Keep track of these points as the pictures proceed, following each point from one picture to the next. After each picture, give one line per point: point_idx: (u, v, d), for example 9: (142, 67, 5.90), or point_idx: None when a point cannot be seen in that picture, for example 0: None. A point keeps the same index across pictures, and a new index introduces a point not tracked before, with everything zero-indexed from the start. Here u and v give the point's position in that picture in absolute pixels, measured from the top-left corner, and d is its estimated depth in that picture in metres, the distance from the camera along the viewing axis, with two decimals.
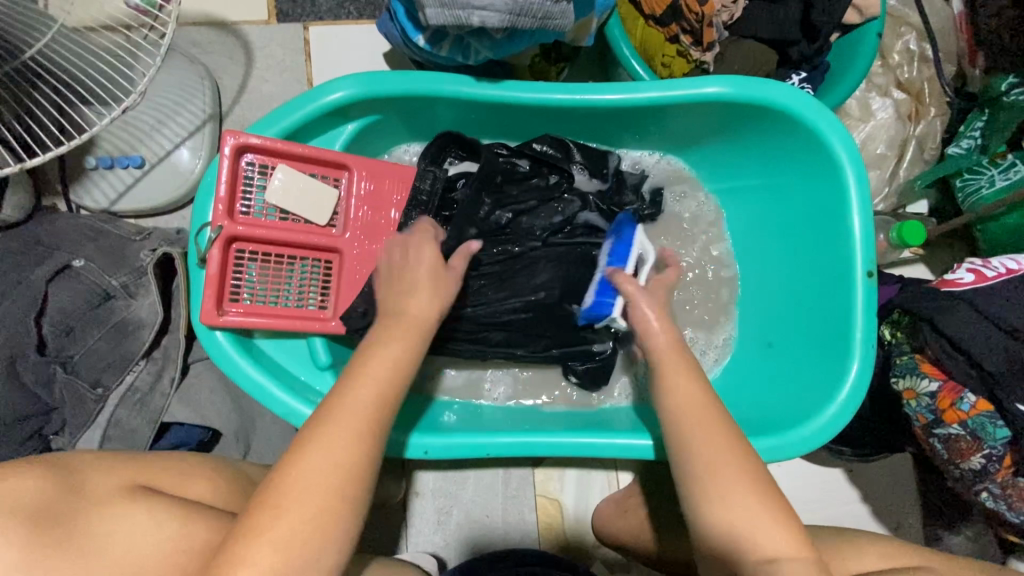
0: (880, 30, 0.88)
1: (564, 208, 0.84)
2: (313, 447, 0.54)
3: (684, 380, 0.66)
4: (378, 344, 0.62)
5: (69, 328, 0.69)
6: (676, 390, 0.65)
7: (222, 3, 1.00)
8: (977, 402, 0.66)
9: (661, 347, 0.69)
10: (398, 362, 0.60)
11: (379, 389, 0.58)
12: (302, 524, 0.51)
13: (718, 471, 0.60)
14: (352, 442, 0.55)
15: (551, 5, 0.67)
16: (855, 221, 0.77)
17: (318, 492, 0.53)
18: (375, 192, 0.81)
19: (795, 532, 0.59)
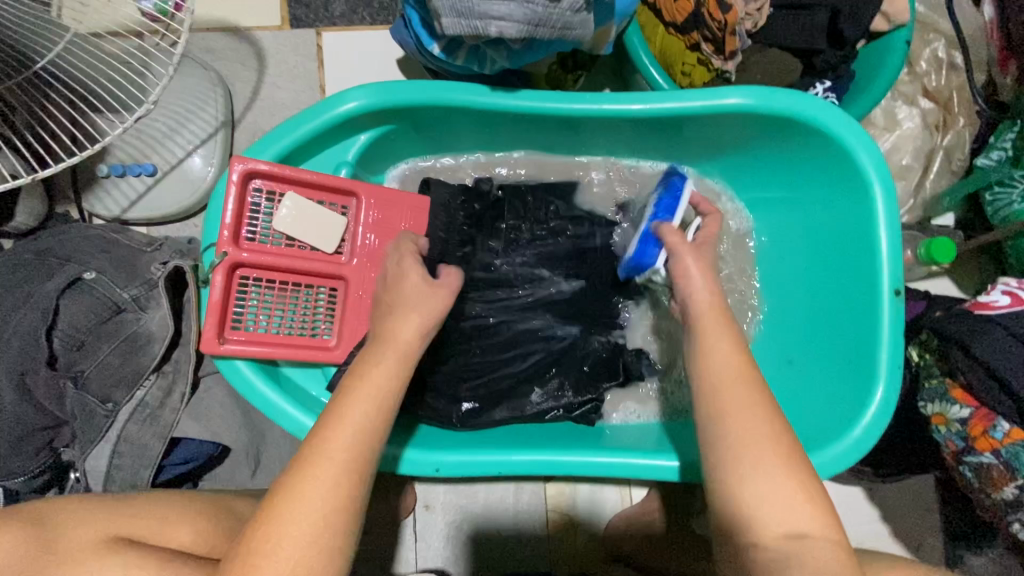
0: (908, 37, 0.86)
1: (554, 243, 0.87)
2: (316, 452, 0.53)
3: (712, 337, 0.62)
4: (366, 365, 0.59)
5: (79, 342, 0.68)
6: (716, 353, 0.61)
7: (236, 10, 0.99)
8: (1011, 430, 0.63)
9: (699, 304, 0.65)
10: (389, 359, 0.59)
11: (388, 381, 0.58)
12: (323, 509, 0.50)
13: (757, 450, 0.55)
14: (352, 443, 0.54)
15: (570, 15, 0.66)
16: (881, 238, 0.75)
17: (347, 476, 0.52)
18: (382, 220, 0.80)
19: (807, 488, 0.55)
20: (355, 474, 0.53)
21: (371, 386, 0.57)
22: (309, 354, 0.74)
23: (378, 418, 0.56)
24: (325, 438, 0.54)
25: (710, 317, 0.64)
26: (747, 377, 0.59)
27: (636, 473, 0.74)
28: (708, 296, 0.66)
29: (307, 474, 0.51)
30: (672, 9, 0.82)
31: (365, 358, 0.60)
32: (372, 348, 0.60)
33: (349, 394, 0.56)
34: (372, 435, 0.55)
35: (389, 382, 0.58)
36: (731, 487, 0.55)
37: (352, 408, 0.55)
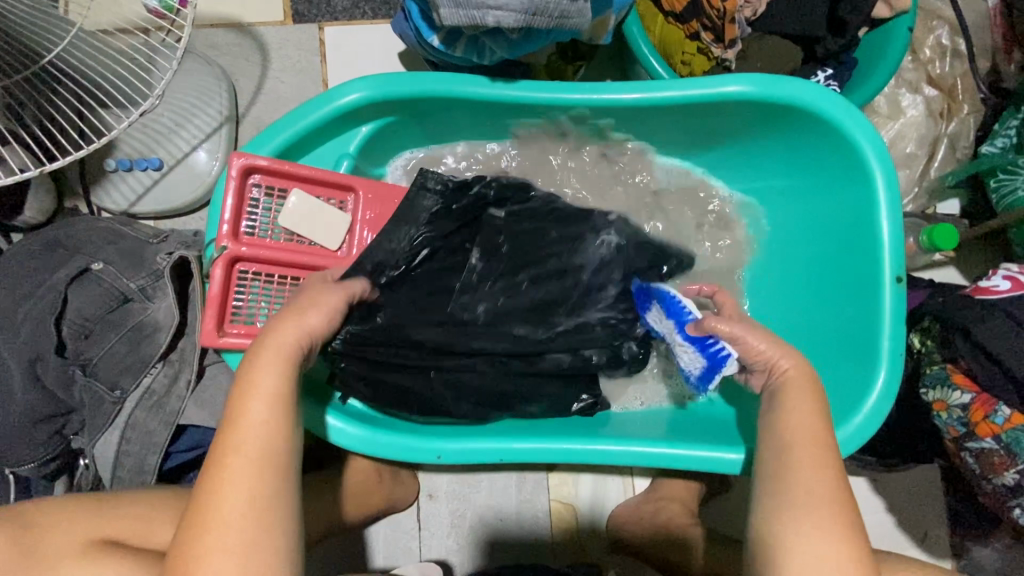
0: (911, 24, 0.85)
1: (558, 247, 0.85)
2: (230, 454, 0.53)
3: (793, 405, 0.65)
4: (260, 358, 0.58)
5: (88, 331, 0.70)
6: (795, 414, 0.64)
7: (239, 5, 1.00)
8: (1012, 415, 0.63)
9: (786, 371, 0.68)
10: (287, 352, 0.59)
11: (286, 371, 0.58)
12: (250, 504, 0.51)
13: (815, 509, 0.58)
14: (264, 441, 0.54)
15: (567, 3, 0.66)
16: (883, 225, 0.74)
17: (262, 468, 0.53)
18: (379, 218, 0.82)
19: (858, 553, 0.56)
20: (260, 499, 0.52)
21: (268, 379, 0.57)
22: None
23: (269, 433, 0.55)
24: (216, 471, 0.52)
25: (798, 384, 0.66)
26: (828, 496, 0.58)
27: (637, 460, 0.75)
28: (794, 364, 0.68)
29: (214, 519, 0.50)
30: None
31: (261, 349, 0.59)
32: (273, 340, 0.60)
33: (248, 391, 0.56)
34: (271, 450, 0.54)
35: (285, 373, 0.58)
36: (773, 538, 0.58)
37: (240, 432, 0.54)
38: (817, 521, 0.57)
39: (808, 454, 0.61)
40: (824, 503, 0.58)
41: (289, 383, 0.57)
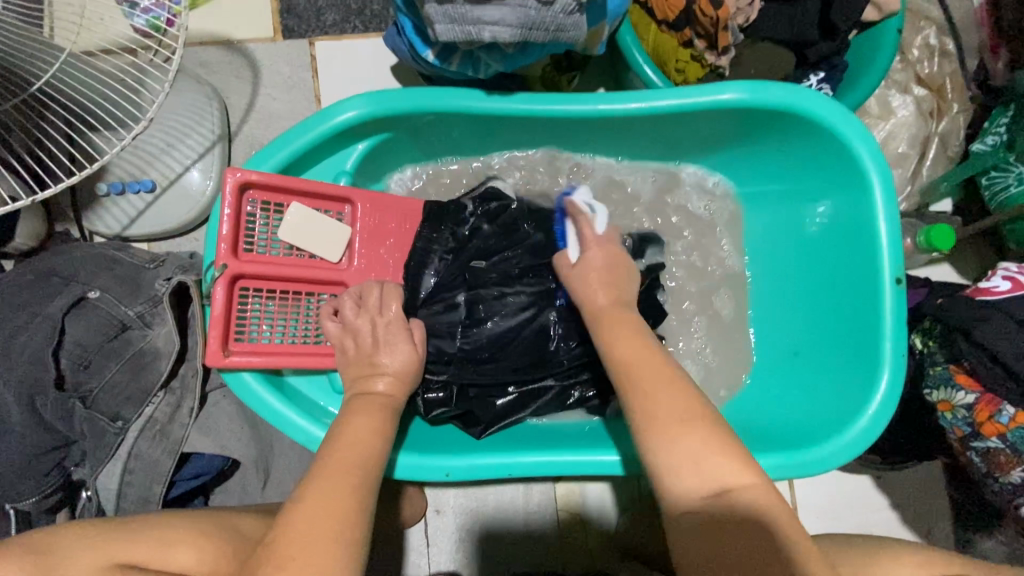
0: (900, 25, 0.87)
1: None
2: (320, 476, 0.55)
3: (617, 330, 0.65)
4: (348, 418, 0.63)
5: (87, 361, 0.68)
6: (617, 342, 0.64)
7: (228, 22, 0.99)
8: (1016, 414, 0.63)
9: (599, 305, 0.68)
10: (378, 408, 0.64)
11: (377, 422, 0.62)
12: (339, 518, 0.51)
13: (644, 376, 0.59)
14: (352, 472, 0.56)
15: (563, 17, 0.66)
16: (881, 226, 0.75)
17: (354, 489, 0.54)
18: (380, 225, 0.80)
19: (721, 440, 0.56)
20: (347, 541, 0.50)
21: (363, 428, 0.61)
22: (315, 363, 0.74)
23: (363, 458, 0.58)
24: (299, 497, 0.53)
25: (612, 315, 0.67)
26: (647, 358, 0.61)
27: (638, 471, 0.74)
28: (607, 296, 0.69)
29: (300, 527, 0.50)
30: (664, 6, 0.82)
31: (353, 408, 0.64)
32: (360, 400, 0.65)
33: (337, 437, 0.60)
34: (357, 476, 0.56)
35: (375, 427, 0.62)
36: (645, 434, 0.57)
37: (317, 480, 0.54)
38: (682, 430, 0.56)
39: (642, 364, 0.61)
40: (656, 382, 0.59)
41: (373, 436, 0.61)
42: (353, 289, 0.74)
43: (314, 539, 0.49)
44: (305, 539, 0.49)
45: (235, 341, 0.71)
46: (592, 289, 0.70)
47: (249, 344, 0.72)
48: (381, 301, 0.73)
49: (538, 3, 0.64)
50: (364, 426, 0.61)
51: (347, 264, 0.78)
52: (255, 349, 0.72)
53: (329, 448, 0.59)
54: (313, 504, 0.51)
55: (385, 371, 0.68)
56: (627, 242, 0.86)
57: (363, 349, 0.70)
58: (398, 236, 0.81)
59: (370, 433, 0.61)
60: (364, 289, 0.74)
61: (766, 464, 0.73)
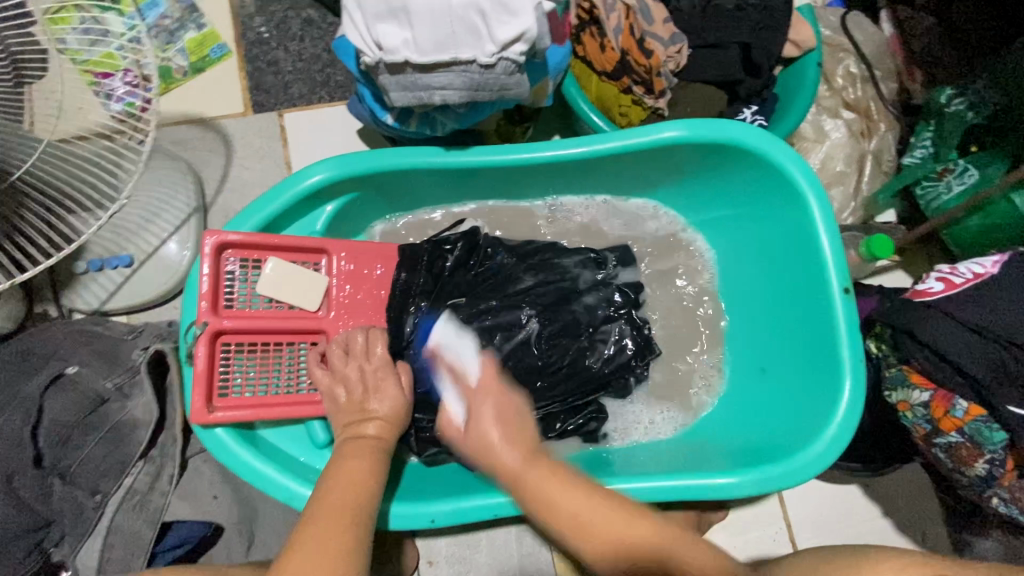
0: (818, 59, 0.96)
1: (550, 292, 0.86)
2: (307, 525, 0.55)
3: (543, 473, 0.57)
4: (338, 461, 0.64)
5: (65, 438, 0.68)
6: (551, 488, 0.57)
7: (200, 102, 1.06)
8: (969, 407, 0.65)
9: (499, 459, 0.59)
10: (368, 453, 0.65)
11: (366, 465, 0.63)
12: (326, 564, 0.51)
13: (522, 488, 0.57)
14: (337, 516, 0.56)
15: (506, 77, 0.71)
16: (823, 242, 0.80)
17: (342, 528, 0.55)
18: (356, 272, 0.81)
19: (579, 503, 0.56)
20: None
21: (353, 470, 0.62)
22: (300, 411, 0.75)
23: (349, 495, 0.59)
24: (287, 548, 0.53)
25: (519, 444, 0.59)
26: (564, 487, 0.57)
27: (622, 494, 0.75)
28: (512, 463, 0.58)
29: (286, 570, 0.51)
30: (601, 59, 0.90)
31: (343, 453, 0.65)
32: (351, 445, 0.65)
33: (325, 482, 0.61)
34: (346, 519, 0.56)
35: (366, 468, 0.63)
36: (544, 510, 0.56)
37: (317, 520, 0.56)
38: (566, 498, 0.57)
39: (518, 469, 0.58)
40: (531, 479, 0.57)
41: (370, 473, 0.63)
42: (340, 337, 0.76)
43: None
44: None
45: (220, 397, 0.72)
46: (496, 446, 0.58)
47: (234, 398, 0.73)
48: (368, 345, 0.74)
49: (481, 67, 0.69)
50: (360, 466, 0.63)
51: (326, 312, 0.79)
52: (238, 403, 0.72)
53: (325, 488, 0.60)
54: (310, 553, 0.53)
55: (374, 415, 0.69)
56: (605, 272, 0.90)
57: (352, 396, 0.71)
58: (378, 283, 0.83)
59: (359, 474, 0.62)
60: (345, 336, 0.76)
61: (746, 480, 0.75)
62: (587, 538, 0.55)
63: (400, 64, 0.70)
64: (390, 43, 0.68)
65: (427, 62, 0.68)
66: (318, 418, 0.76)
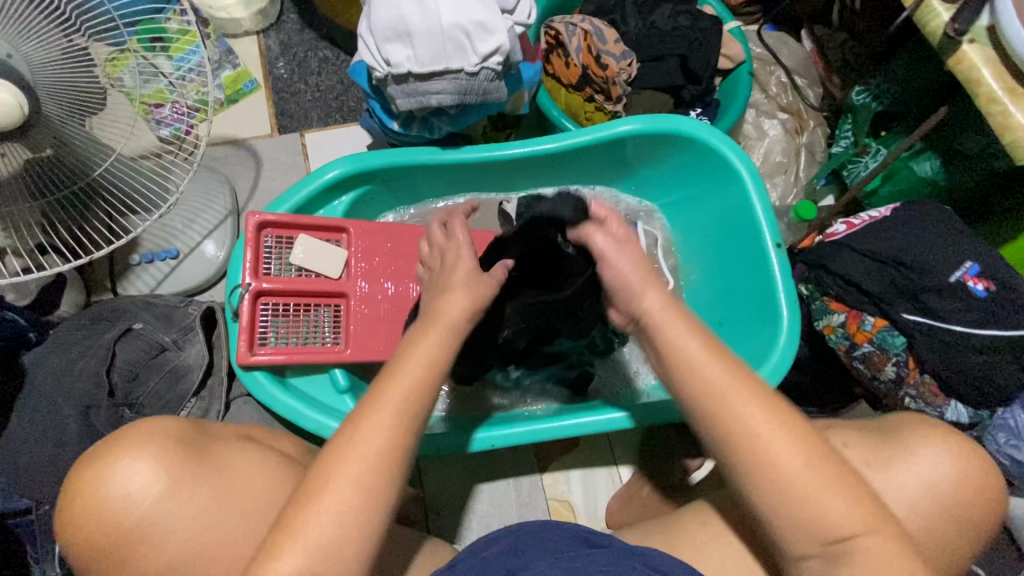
0: (749, 70, 1.16)
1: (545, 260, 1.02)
2: (366, 412, 0.55)
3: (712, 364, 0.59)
4: (418, 337, 0.62)
5: (134, 375, 0.84)
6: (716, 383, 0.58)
7: (235, 126, 1.25)
8: (876, 321, 0.80)
9: (671, 337, 0.61)
10: (447, 329, 0.62)
11: (432, 354, 0.59)
12: (369, 467, 0.53)
13: (788, 457, 0.55)
14: (398, 414, 0.55)
15: (488, 84, 0.90)
16: (757, 209, 0.97)
17: (397, 422, 0.55)
18: (370, 247, 0.96)
19: (839, 474, 0.56)
20: (381, 494, 0.53)
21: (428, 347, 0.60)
22: (326, 359, 0.89)
23: (410, 393, 0.56)
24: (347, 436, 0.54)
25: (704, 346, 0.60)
26: (775, 412, 0.57)
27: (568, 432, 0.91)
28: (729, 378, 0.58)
29: (342, 460, 0.53)
30: (567, 74, 1.10)
31: (425, 323, 0.63)
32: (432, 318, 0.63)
33: (398, 365, 0.58)
34: (405, 418, 0.55)
35: (443, 345, 0.61)
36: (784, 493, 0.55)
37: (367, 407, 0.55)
38: (838, 492, 0.55)
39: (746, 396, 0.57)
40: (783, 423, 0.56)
41: (441, 351, 0.61)
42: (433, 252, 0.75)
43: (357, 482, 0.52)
44: (334, 475, 0.52)
45: (260, 345, 0.87)
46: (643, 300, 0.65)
47: (272, 346, 0.87)
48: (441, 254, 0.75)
49: (468, 75, 0.88)
50: (430, 342, 0.61)
51: (346, 277, 0.94)
52: (276, 350, 0.87)
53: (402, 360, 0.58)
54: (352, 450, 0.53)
55: None
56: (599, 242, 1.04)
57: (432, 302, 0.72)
58: (386, 256, 0.97)
59: (429, 359, 0.59)
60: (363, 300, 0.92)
61: None
62: (821, 507, 0.55)
63: (404, 75, 0.89)
64: (396, 59, 0.87)
65: (425, 71, 0.87)
66: (341, 366, 0.90)
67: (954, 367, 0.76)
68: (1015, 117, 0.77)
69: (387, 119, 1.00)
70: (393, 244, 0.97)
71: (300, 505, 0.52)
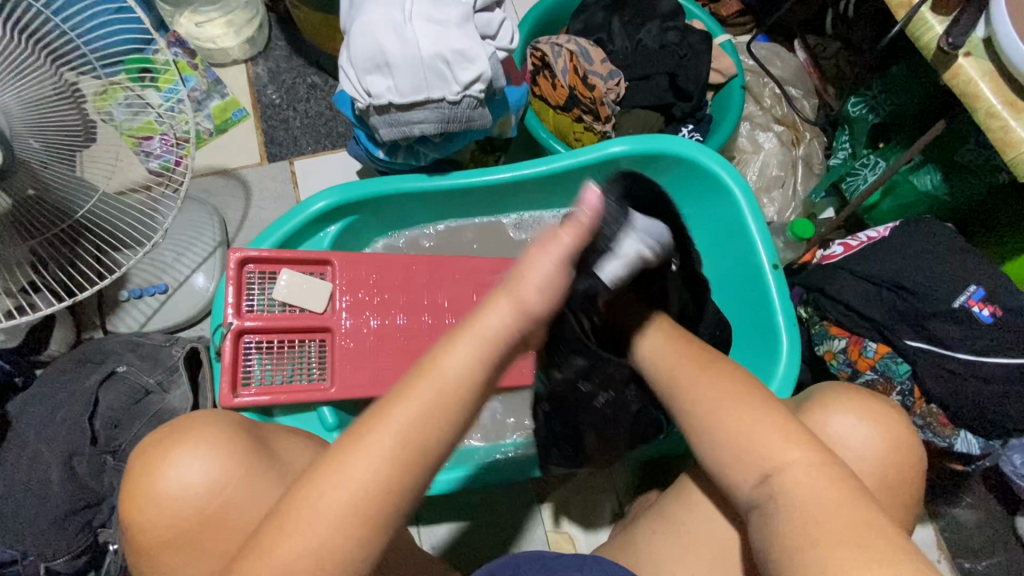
0: (741, 84, 1.13)
1: None
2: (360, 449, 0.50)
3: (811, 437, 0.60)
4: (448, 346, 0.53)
5: (117, 420, 0.83)
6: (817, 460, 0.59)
7: (224, 155, 1.25)
8: (878, 347, 0.78)
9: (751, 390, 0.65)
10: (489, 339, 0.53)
11: (462, 367, 0.52)
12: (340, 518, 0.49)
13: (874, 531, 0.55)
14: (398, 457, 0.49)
15: (472, 111, 0.88)
16: (752, 228, 0.95)
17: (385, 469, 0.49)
18: (354, 280, 0.95)
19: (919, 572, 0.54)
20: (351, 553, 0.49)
21: (460, 360, 0.52)
22: (311, 396, 0.88)
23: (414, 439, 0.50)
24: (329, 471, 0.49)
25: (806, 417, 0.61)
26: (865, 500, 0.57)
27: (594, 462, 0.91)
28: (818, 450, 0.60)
29: (316, 497, 0.49)
30: (554, 95, 1.08)
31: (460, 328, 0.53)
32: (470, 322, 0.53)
33: (411, 388, 0.51)
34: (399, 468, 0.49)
35: (477, 355, 0.52)
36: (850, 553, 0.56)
37: (370, 433, 0.49)
38: None
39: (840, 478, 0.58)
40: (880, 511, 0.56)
41: (474, 376, 0.52)
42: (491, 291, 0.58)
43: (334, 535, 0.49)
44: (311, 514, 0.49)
45: (245, 384, 0.87)
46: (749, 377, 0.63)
47: (256, 385, 0.87)
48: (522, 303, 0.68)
49: (450, 104, 0.86)
50: (466, 356, 0.52)
51: (331, 310, 0.93)
52: (260, 390, 0.87)
53: (413, 382, 0.51)
54: (344, 475, 0.49)
55: None
56: None
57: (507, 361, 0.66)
58: (370, 288, 0.95)
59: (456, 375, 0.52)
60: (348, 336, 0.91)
61: None
62: None
63: (386, 106, 0.87)
64: (377, 89, 0.86)
65: (407, 101, 0.86)
66: (327, 403, 0.89)
67: (965, 396, 0.74)
68: (1016, 132, 0.74)
69: (370, 146, 0.98)
70: (378, 276, 0.96)
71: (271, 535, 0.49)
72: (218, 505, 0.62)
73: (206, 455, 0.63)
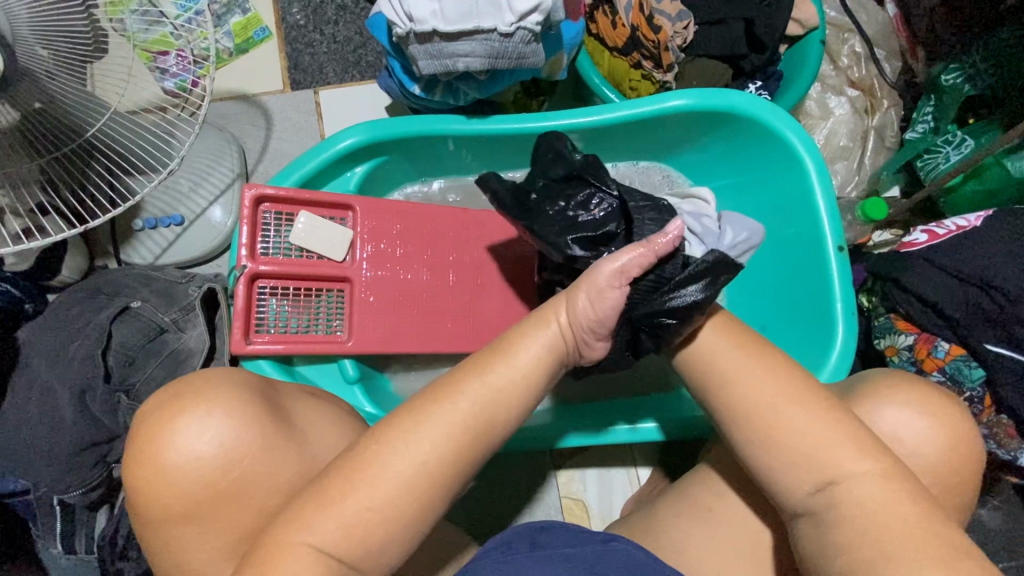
0: (822, 38, 1.00)
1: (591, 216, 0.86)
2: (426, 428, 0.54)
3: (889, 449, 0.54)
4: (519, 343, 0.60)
5: (131, 358, 0.80)
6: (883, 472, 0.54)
7: (244, 80, 1.15)
8: (951, 348, 0.74)
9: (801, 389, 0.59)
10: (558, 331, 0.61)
11: (528, 371, 0.58)
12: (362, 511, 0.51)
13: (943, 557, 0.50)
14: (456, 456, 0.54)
15: (523, 46, 0.78)
16: (819, 203, 0.86)
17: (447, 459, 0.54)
18: (378, 227, 0.88)
19: None
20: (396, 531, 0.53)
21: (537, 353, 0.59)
22: (327, 348, 0.84)
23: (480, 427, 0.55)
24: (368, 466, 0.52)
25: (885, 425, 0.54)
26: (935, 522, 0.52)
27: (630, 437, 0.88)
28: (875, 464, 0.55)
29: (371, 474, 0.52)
30: (612, 35, 0.96)
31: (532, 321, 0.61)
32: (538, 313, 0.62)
33: (471, 377, 0.57)
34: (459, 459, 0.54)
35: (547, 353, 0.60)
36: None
37: (433, 418, 0.54)
38: None
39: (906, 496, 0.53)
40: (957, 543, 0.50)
41: (538, 374, 0.59)
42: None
43: (382, 525, 0.52)
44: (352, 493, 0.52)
45: (258, 331, 0.82)
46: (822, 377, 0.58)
47: (272, 333, 0.83)
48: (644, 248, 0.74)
49: (501, 36, 0.76)
50: (532, 357, 0.59)
51: (351, 260, 0.87)
52: (276, 337, 0.83)
53: (488, 363, 0.58)
54: (406, 446, 0.53)
55: None
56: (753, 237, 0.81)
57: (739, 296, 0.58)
58: (398, 237, 0.89)
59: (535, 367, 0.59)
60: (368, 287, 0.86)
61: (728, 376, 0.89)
62: None
63: (428, 33, 0.77)
64: (420, 13, 0.75)
65: (453, 30, 0.76)
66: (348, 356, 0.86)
67: None
68: None
69: (406, 80, 0.89)
70: (405, 223, 0.89)
71: (306, 516, 0.51)
72: (231, 479, 0.59)
73: (219, 420, 0.58)
